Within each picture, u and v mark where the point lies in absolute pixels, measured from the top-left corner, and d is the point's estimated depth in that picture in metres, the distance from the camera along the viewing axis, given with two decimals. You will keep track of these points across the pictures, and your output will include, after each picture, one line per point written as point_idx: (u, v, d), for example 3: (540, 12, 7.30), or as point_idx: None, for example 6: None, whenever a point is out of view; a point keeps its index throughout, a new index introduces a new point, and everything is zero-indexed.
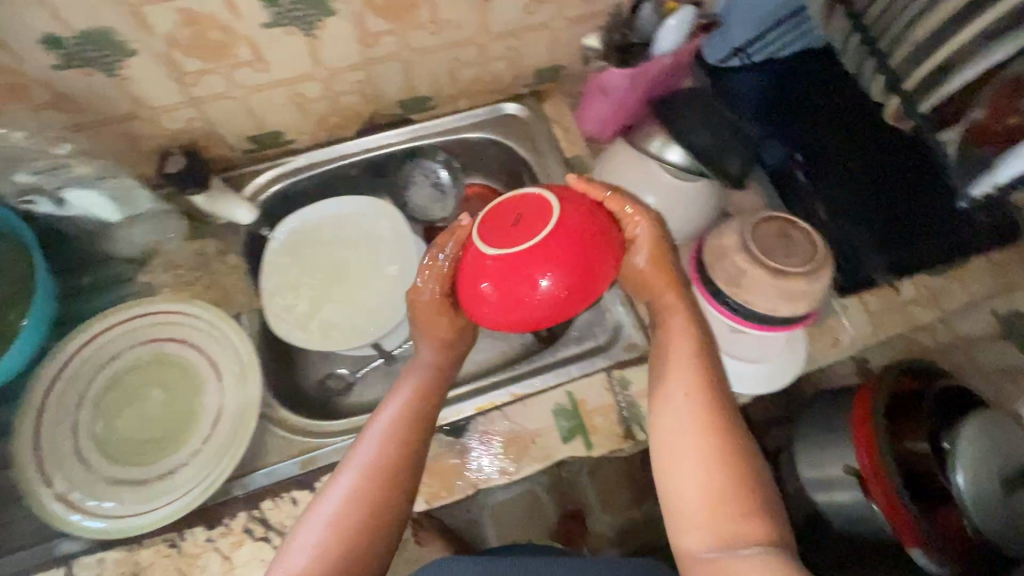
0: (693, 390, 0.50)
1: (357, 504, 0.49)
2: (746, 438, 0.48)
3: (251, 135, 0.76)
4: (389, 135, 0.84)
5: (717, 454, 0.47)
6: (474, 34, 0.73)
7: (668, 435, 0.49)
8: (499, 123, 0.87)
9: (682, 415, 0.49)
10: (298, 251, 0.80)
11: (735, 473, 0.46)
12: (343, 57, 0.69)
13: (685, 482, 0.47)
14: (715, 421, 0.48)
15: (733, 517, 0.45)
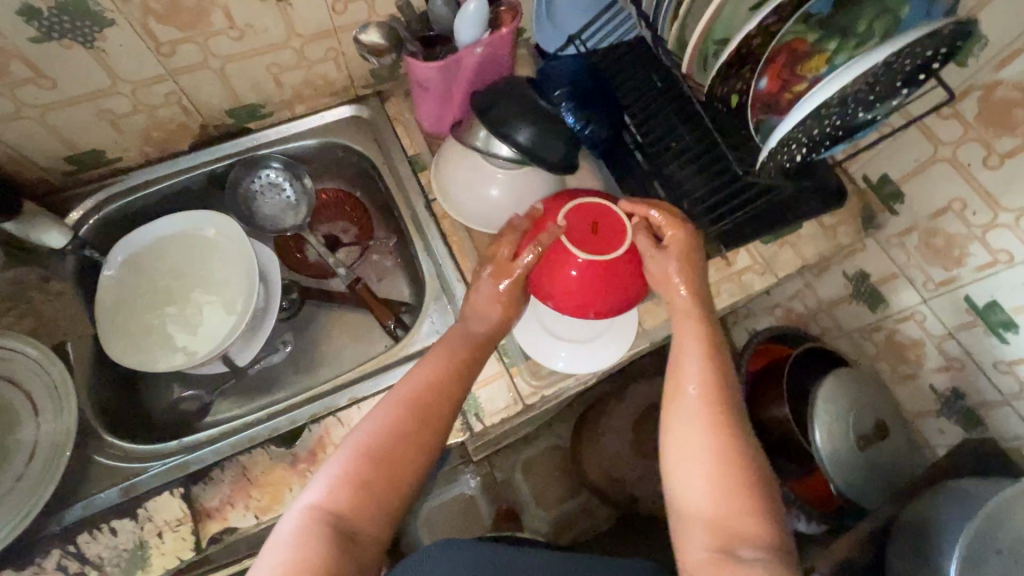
0: (724, 391, 0.55)
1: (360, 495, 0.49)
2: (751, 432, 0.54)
3: (64, 156, 0.73)
4: (226, 148, 0.82)
5: (727, 447, 0.51)
6: (285, 38, 0.72)
7: (695, 435, 0.52)
8: (342, 126, 0.86)
9: (705, 406, 0.54)
10: (136, 274, 0.78)
11: (739, 456, 0.51)
12: (142, 69, 0.67)
13: (702, 472, 0.51)
14: (728, 409, 0.54)
15: (728, 499, 0.49)
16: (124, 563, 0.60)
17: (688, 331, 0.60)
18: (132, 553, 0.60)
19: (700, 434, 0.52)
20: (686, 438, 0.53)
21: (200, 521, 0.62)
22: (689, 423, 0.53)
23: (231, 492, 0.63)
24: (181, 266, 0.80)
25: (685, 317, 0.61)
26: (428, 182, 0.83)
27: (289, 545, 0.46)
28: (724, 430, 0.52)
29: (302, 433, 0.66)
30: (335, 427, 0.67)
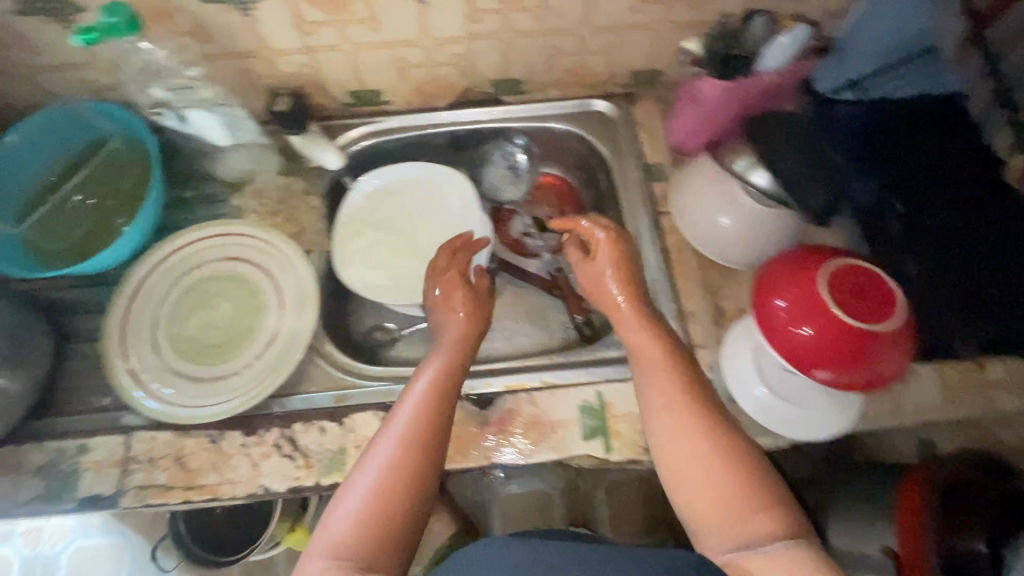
0: (660, 365, 0.58)
1: (408, 469, 0.52)
2: (753, 451, 0.52)
3: (352, 90, 0.81)
4: (476, 113, 0.87)
5: (742, 472, 0.50)
6: (577, 24, 0.73)
7: (671, 434, 0.54)
8: (586, 118, 0.87)
9: (664, 399, 0.56)
10: (373, 208, 0.85)
11: (756, 481, 0.50)
12: (448, 28, 0.72)
13: (699, 477, 0.51)
14: (657, 395, 0.56)
15: (735, 513, 0.48)
16: (325, 462, 0.67)
17: (642, 339, 0.61)
18: (333, 456, 0.67)
19: (682, 439, 0.53)
20: (665, 439, 0.54)
21: None
22: (665, 434, 0.54)
23: None
24: (412, 212, 0.86)
25: (641, 334, 0.61)
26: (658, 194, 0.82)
27: (342, 509, 0.51)
28: (705, 440, 0.52)
29: (495, 400, 0.69)
30: (525, 404, 0.69)
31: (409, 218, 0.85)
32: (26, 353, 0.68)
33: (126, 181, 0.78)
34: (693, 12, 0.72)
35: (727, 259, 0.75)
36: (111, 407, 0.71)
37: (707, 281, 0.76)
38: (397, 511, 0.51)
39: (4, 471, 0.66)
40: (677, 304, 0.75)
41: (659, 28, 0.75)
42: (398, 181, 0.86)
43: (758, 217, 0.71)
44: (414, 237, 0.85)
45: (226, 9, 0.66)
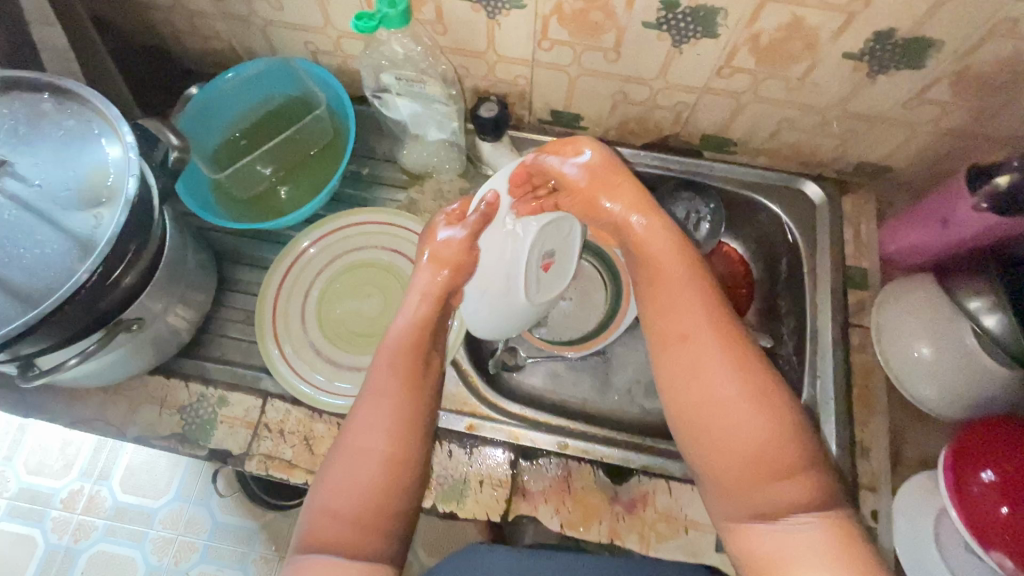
0: (699, 291, 0.56)
1: (388, 412, 0.57)
2: (772, 373, 0.53)
3: (555, 110, 0.78)
4: (669, 159, 0.81)
5: (768, 434, 0.50)
6: (830, 104, 0.66)
7: (721, 382, 0.52)
8: (788, 196, 0.79)
9: (687, 298, 0.56)
10: (552, 239, 0.64)
11: (777, 428, 0.50)
12: (687, 78, 0.67)
13: (735, 424, 0.51)
14: (690, 323, 0.55)
15: (769, 453, 0.50)
16: (446, 487, 0.65)
17: (664, 252, 0.57)
18: (454, 484, 0.65)
19: (719, 375, 0.52)
20: (715, 382, 0.52)
21: (515, 495, 0.64)
22: (721, 402, 0.52)
23: (549, 487, 0.65)
24: (548, 262, 0.64)
25: (659, 240, 0.58)
26: (851, 303, 0.74)
27: (371, 438, 0.56)
28: (735, 378, 0.52)
29: (631, 477, 0.65)
30: (663, 492, 0.64)
31: (533, 247, 0.62)
32: (194, 294, 0.70)
33: (315, 146, 0.79)
34: (971, 123, 0.63)
35: (913, 394, 0.67)
36: (254, 365, 0.72)
37: (889, 415, 0.68)
38: (411, 444, 0.57)
39: (150, 401, 0.69)
40: (849, 432, 0.67)
41: (919, 128, 0.66)
42: (559, 208, 0.63)
43: (972, 367, 0.62)
44: (539, 246, 0.62)
45: (476, 10, 0.63)
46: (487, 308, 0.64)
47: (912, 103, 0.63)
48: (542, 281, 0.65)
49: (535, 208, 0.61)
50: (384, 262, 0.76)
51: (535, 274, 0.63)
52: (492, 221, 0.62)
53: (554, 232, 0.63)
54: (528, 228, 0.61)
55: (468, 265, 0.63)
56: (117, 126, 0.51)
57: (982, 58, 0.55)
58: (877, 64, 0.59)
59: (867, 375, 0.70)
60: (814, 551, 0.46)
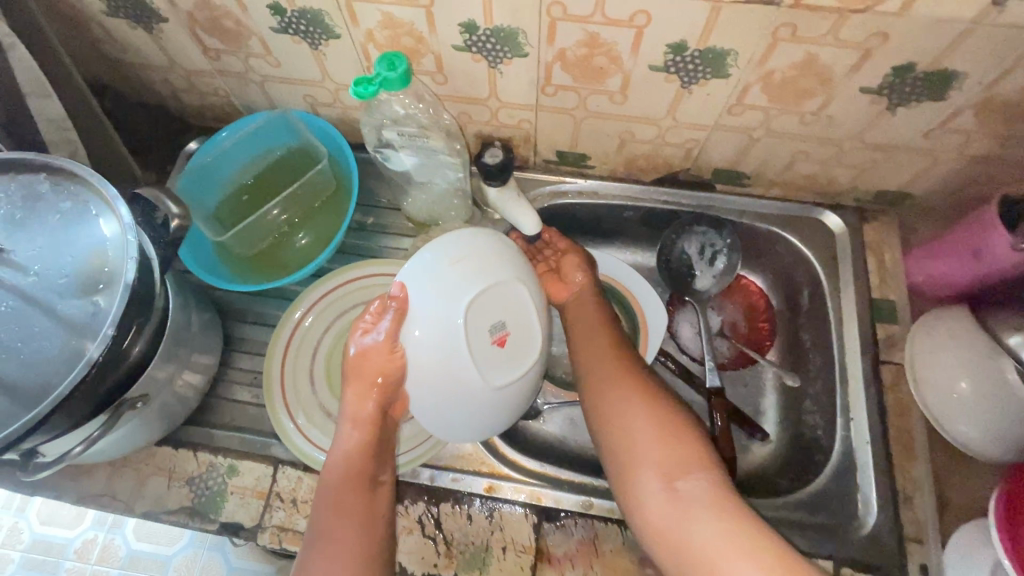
0: (614, 371, 0.65)
1: (336, 497, 0.58)
2: (678, 408, 0.61)
3: (561, 150, 0.76)
4: (681, 194, 0.78)
5: (665, 438, 0.58)
6: (847, 136, 0.63)
7: (636, 412, 0.60)
8: (805, 226, 0.76)
9: (592, 342, 0.68)
10: (491, 308, 0.55)
11: (678, 447, 0.58)
12: (697, 116, 0.64)
13: (643, 442, 0.59)
14: (598, 366, 0.66)
15: (673, 456, 0.57)
16: (468, 556, 0.62)
17: (596, 345, 0.68)
18: (475, 552, 0.62)
19: (631, 412, 0.61)
20: (627, 415, 0.61)
21: (540, 561, 0.61)
22: (634, 434, 0.59)
23: (576, 551, 0.62)
24: (499, 334, 0.55)
25: (583, 305, 0.72)
26: (881, 338, 0.71)
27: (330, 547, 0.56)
28: (648, 412, 0.60)
29: None
30: None
31: (470, 326, 0.54)
32: (199, 360, 0.68)
33: (318, 199, 0.77)
34: (997, 150, 0.61)
35: (954, 435, 0.64)
36: (264, 430, 0.70)
37: (930, 458, 0.65)
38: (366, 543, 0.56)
39: (158, 473, 0.67)
40: (889, 478, 0.64)
41: (942, 156, 0.64)
42: (490, 274, 0.56)
43: (1017, 407, 0.59)
44: (473, 320, 0.54)
45: (476, 60, 0.61)
46: (448, 409, 0.57)
47: (934, 132, 0.60)
48: (499, 359, 0.56)
49: (455, 284, 0.55)
50: None
51: (484, 352, 0.55)
52: (410, 311, 0.56)
53: (485, 301, 0.55)
54: (452, 308, 0.54)
55: (396, 369, 0.58)
56: (114, 205, 0.50)
57: (1009, 86, 0.53)
58: (896, 96, 0.57)
59: (903, 414, 0.67)
60: (708, 513, 0.53)
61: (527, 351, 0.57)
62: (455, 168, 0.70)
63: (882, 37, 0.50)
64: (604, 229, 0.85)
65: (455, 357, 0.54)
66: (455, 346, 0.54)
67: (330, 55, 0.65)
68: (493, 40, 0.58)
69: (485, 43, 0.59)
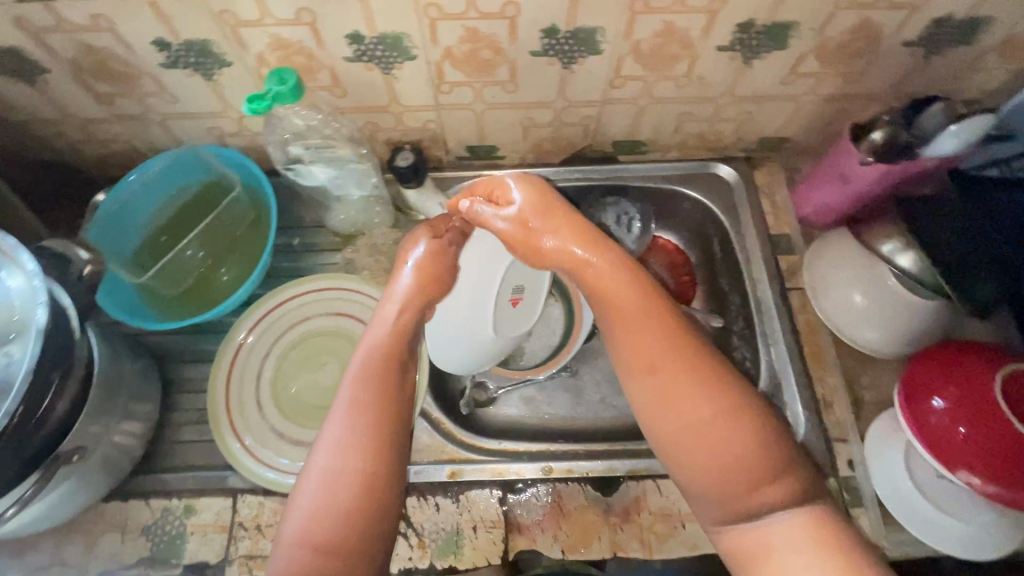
0: (651, 313, 0.49)
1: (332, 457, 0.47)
2: (751, 399, 0.47)
3: (471, 145, 0.79)
4: (589, 170, 0.84)
5: (744, 457, 0.44)
6: (717, 93, 0.70)
7: (694, 410, 0.46)
8: (704, 181, 0.83)
9: (620, 303, 0.51)
10: (513, 270, 0.68)
11: (747, 452, 0.45)
12: (585, 94, 0.70)
13: (712, 451, 0.45)
14: (661, 357, 0.47)
15: (756, 477, 0.44)
16: (441, 542, 0.63)
17: (618, 282, 0.52)
18: (447, 537, 0.63)
19: (686, 377, 0.46)
20: (686, 409, 0.46)
21: (512, 533, 0.64)
22: (693, 428, 0.46)
23: (543, 516, 0.64)
24: (513, 297, 0.69)
25: (597, 262, 0.53)
26: (784, 269, 0.78)
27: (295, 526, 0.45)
28: (708, 398, 0.46)
29: (618, 485, 0.66)
30: (653, 493, 0.65)
31: (502, 281, 0.67)
32: (138, 406, 0.67)
33: (240, 228, 0.78)
34: (844, 87, 0.69)
35: (857, 341, 0.71)
36: (217, 465, 0.69)
37: (841, 367, 0.72)
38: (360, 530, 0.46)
39: (111, 529, 0.65)
40: (810, 390, 0.70)
41: (802, 99, 0.72)
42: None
43: (899, 303, 0.67)
44: (498, 277, 0.67)
45: (370, 68, 0.64)
46: (459, 344, 0.69)
47: (788, 79, 0.68)
48: (508, 316, 0.69)
49: (495, 245, 0.67)
50: (331, 328, 0.76)
51: (501, 307, 0.68)
52: (467, 236, 0.67)
53: (515, 270, 0.68)
54: (491, 259, 0.67)
55: (443, 287, 0.62)
56: (16, 255, 0.49)
57: (836, 29, 0.61)
58: (748, 51, 0.64)
59: (813, 332, 0.74)
60: (793, 548, 0.42)
61: (529, 316, 0.72)
62: (362, 186, 0.74)
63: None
64: None
65: (479, 305, 0.67)
66: (482, 295, 0.67)
67: (226, 84, 0.66)
68: (382, 47, 0.61)
69: (375, 51, 0.62)
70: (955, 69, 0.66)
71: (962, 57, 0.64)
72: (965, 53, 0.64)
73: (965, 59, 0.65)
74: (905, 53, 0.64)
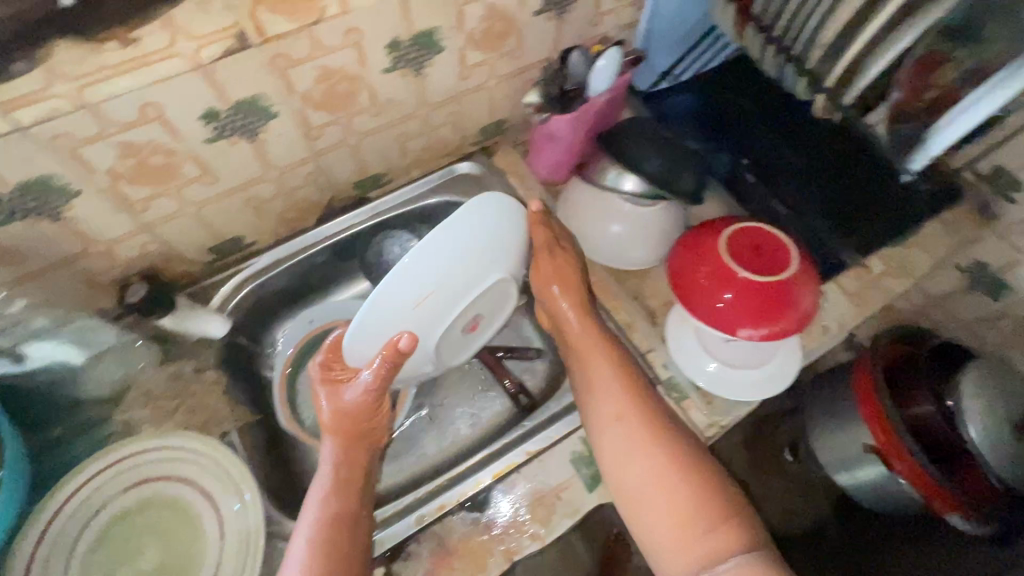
0: (625, 419, 0.62)
1: None
2: (706, 465, 0.59)
3: (212, 246, 0.75)
4: (348, 219, 0.83)
5: (691, 516, 0.56)
6: (414, 108, 0.74)
7: (642, 472, 0.59)
8: (457, 184, 0.87)
9: (599, 382, 0.65)
10: (479, 304, 0.65)
11: (690, 509, 0.57)
12: (291, 154, 0.70)
13: (665, 507, 0.57)
14: (633, 434, 0.61)
15: (707, 535, 0.55)
16: None
17: (596, 367, 0.66)
18: None
19: (635, 462, 0.60)
20: (635, 475, 0.59)
21: None
22: (639, 493, 0.59)
23: (432, 565, 0.62)
24: (472, 324, 0.68)
25: (585, 340, 0.68)
26: None
27: None
28: (659, 471, 0.58)
29: (489, 495, 0.66)
30: (521, 484, 0.66)
31: (453, 324, 0.64)
32: None
33: None
34: (514, 63, 0.77)
35: (629, 262, 0.80)
36: None
37: (628, 288, 0.79)
38: None
39: None
40: (612, 321, 0.76)
41: (489, 85, 0.78)
42: (487, 273, 0.63)
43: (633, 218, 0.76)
44: (445, 324, 0.63)
45: (32, 222, 0.57)
46: (419, 372, 0.70)
47: (464, 74, 0.74)
48: (469, 337, 0.71)
49: (433, 314, 0.60)
50: (136, 501, 0.66)
51: (456, 338, 0.69)
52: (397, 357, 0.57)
53: (483, 299, 0.65)
54: (446, 314, 0.62)
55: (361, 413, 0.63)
56: None
57: (473, 21, 0.67)
58: (413, 64, 0.68)
59: (596, 270, 0.81)
60: None
61: (500, 319, 0.73)
62: (93, 346, 0.71)
63: (357, 32, 0.60)
64: (312, 282, 0.86)
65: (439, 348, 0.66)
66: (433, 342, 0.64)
67: None
68: (30, 197, 0.55)
69: (24, 205, 0.56)
70: (587, 18, 0.77)
71: (585, 7, 0.75)
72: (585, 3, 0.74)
73: (588, 8, 0.75)
74: (541, 19, 0.73)
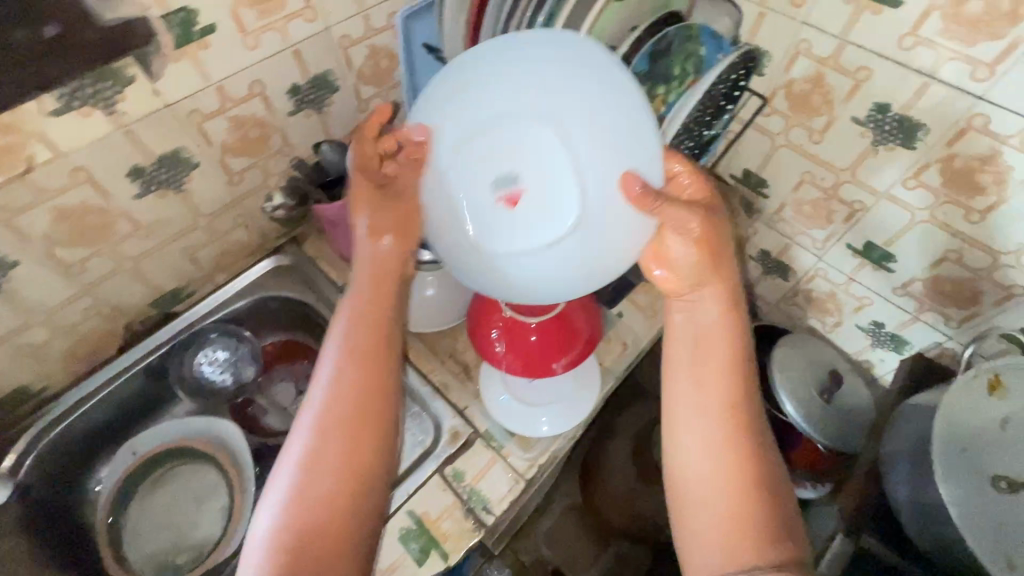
0: (708, 408, 0.52)
1: None
2: (768, 451, 0.51)
3: None
4: (155, 340, 0.81)
5: (735, 508, 0.48)
6: (188, 222, 0.75)
7: (702, 460, 0.51)
8: (270, 281, 0.87)
9: (677, 352, 0.56)
10: (534, 132, 0.46)
11: (745, 494, 0.49)
12: (53, 294, 0.68)
13: (708, 491, 0.50)
14: (709, 398, 0.53)
15: (737, 535, 0.47)
16: None
17: (675, 346, 0.57)
18: None
19: (685, 445, 0.52)
20: (687, 461, 0.52)
21: None
22: (691, 478, 0.51)
23: None
24: (512, 194, 0.46)
25: (695, 316, 0.57)
26: None
27: None
28: (712, 457, 0.51)
29: None
30: None
31: (493, 157, 0.46)
32: None
33: None
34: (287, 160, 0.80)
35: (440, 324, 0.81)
36: None
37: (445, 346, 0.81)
38: None
39: None
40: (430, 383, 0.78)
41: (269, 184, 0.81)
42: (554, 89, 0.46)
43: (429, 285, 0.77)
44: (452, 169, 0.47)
45: None
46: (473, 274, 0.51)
47: (234, 180, 0.76)
48: (488, 222, 0.47)
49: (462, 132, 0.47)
50: None
51: (486, 202, 0.46)
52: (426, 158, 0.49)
53: (559, 129, 0.45)
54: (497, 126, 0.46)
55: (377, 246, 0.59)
56: None
57: (221, 133, 0.69)
58: (168, 183, 0.69)
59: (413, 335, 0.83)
60: None
61: (556, 205, 0.46)
62: None
63: (84, 170, 0.60)
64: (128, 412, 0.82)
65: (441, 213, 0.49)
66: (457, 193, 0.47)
67: None
68: None
69: None
70: (351, 108, 0.82)
71: (343, 99, 0.79)
72: (342, 96, 0.79)
73: (348, 99, 0.80)
74: (299, 118, 0.76)
